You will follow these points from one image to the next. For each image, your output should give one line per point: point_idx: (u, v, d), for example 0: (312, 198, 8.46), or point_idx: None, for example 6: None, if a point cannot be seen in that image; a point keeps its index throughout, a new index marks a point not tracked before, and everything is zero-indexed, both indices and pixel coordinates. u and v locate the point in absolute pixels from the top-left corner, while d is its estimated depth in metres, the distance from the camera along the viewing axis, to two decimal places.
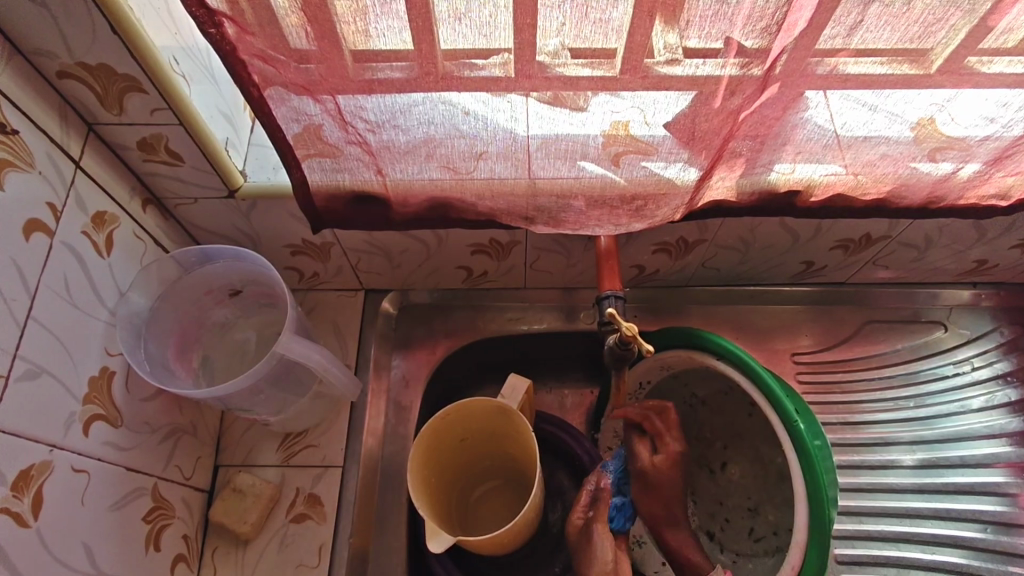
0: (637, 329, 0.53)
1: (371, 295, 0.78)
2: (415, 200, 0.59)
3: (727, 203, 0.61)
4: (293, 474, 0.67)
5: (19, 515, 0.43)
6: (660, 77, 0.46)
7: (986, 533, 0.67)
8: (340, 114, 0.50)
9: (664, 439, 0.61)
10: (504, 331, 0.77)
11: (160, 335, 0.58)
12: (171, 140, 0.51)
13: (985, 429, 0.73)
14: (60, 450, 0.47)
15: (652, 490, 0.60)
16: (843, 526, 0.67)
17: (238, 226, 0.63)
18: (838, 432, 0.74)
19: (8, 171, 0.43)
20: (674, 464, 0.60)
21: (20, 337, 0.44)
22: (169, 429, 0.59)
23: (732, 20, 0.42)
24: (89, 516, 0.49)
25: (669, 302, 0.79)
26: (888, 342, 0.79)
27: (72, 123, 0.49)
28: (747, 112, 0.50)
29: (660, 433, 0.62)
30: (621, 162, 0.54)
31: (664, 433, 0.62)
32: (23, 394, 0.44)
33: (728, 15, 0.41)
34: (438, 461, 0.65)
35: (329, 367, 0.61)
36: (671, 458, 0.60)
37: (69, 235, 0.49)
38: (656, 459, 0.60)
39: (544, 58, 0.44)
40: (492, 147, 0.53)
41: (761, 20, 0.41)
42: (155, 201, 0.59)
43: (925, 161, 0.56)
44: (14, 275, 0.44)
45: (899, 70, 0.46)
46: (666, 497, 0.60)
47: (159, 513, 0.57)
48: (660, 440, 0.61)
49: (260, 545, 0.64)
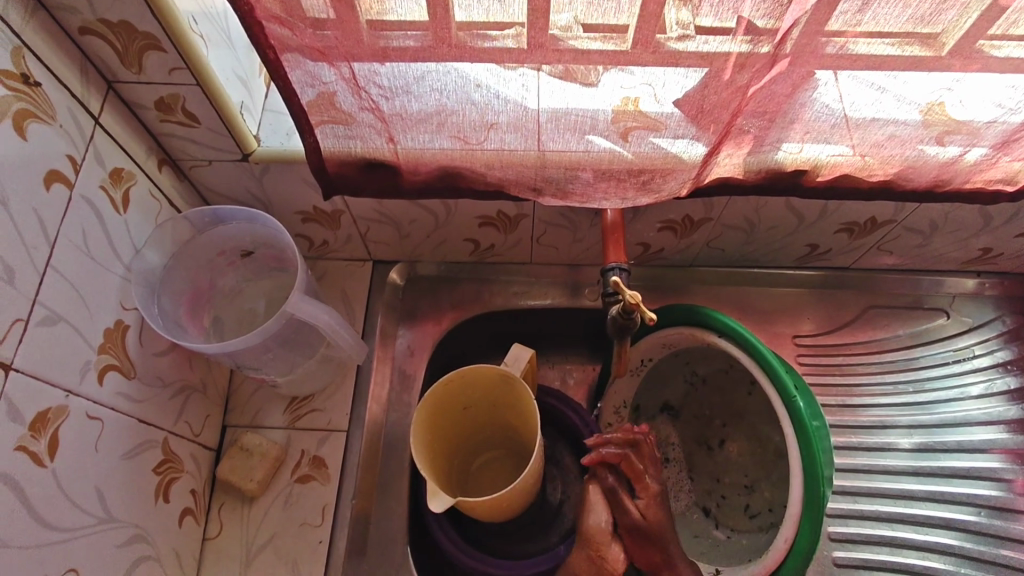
0: (640, 297, 0.53)
1: (380, 265, 0.79)
2: (426, 167, 0.60)
3: (734, 180, 0.61)
4: (299, 436, 0.69)
5: (35, 455, 0.44)
6: (671, 52, 0.47)
7: (980, 516, 0.68)
8: (355, 79, 0.51)
9: (643, 482, 0.57)
10: (509, 305, 0.78)
11: (173, 293, 0.59)
12: (188, 101, 0.52)
13: (983, 415, 0.73)
14: (75, 396, 0.48)
15: (640, 539, 0.57)
16: (837, 505, 0.68)
17: (251, 191, 0.64)
18: (836, 414, 0.74)
19: (30, 122, 0.44)
20: (656, 503, 0.58)
21: (39, 283, 0.45)
22: (179, 386, 0.61)
23: None
24: (103, 461, 0.50)
25: (674, 282, 0.80)
26: (890, 328, 0.80)
27: (92, 80, 0.49)
28: (756, 87, 0.50)
29: (639, 474, 0.57)
30: (630, 137, 0.55)
31: (642, 476, 0.57)
32: (42, 338, 0.45)
33: None
34: (441, 430, 0.67)
35: (338, 330, 0.62)
36: (656, 499, 0.58)
37: (88, 190, 0.50)
38: (642, 509, 0.57)
39: (556, 33, 0.45)
40: (503, 117, 0.54)
41: None
42: (171, 162, 0.60)
43: (933, 144, 0.57)
44: (34, 223, 0.45)
45: (909, 52, 0.47)
46: (660, 545, 0.57)
47: (167, 467, 0.58)
48: (640, 482, 0.57)
49: (265, 503, 0.66)
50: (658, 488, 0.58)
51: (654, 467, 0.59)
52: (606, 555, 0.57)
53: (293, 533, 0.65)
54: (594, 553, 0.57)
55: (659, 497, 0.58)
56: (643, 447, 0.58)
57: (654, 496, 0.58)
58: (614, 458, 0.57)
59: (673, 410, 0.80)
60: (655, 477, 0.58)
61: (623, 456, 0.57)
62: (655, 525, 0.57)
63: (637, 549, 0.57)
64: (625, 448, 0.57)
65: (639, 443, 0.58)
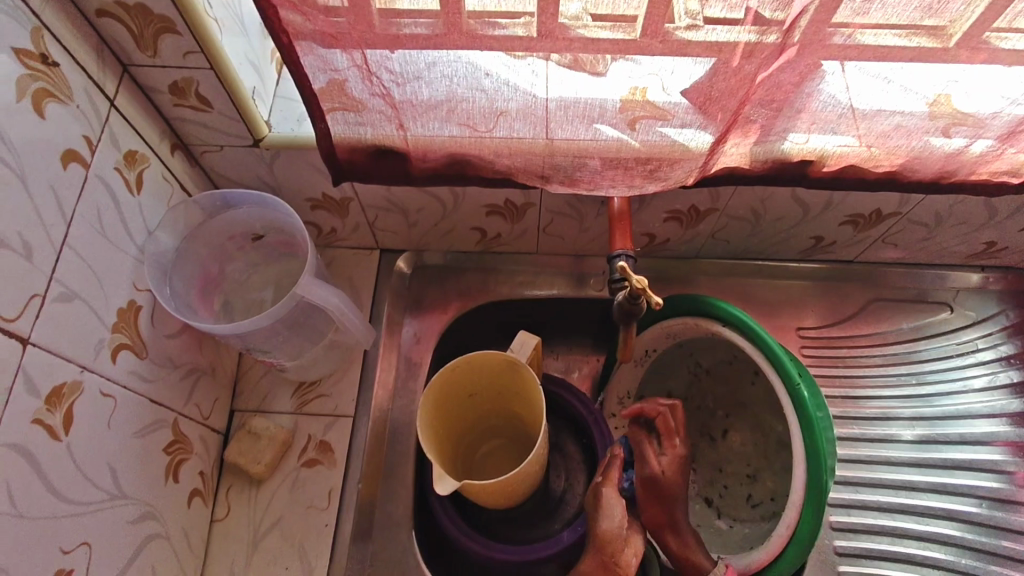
0: (647, 281, 0.54)
1: (387, 253, 0.80)
2: (435, 154, 0.60)
3: (740, 170, 0.62)
4: (306, 421, 0.70)
5: (51, 428, 0.45)
6: (680, 42, 0.47)
7: (981, 507, 0.69)
8: (367, 65, 0.51)
9: (671, 441, 0.61)
10: (515, 295, 0.79)
11: (184, 275, 0.60)
12: (201, 85, 0.53)
13: (985, 409, 0.74)
14: (89, 372, 0.48)
15: (654, 493, 0.59)
16: (840, 495, 0.70)
17: (261, 177, 0.65)
18: (840, 405, 0.76)
19: (47, 101, 0.45)
20: (678, 468, 0.60)
21: (56, 260, 0.46)
22: (189, 368, 0.61)
23: None
24: (115, 438, 0.51)
25: (678, 273, 0.81)
26: (893, 321, 0.80)
27: (108, 63, 0.50)
28: (764, 75, 0.50)
29: (671, 433, 0.61)
30: (638, 126, 0.55)
31: (673, 436, 0.61)
32: (58, 314, 0.46)
33: None
34: (446, 416, 0.67)
35: (347, 313, 0.63)
36: (680, 462, 0.60)
37: (103, 170, 0.50)
38: (663, 461, 0.60)
39: (566, 21, 0.46)
40: (512, 105, 0.54)
41: None
42: (183, 146, 0.61)
43: (939, 135, 0.57)
44: (52, 201, 0.45)
45: (917, 44, 0.47)
46: (669, 503, 0.59)
47: (177, 447, 0.59)
48: (668, 443, 0.61)
49: (273, 486, 0.67)
50: (684, 453, 0.61)
51: (686, 437, 0.62)
52: (619, 560, 0.56)
53: (299, 516, 0.65)
54: (608, 558, 0.57)
55: (683, 461, 0.60)
56: (681, 416, 0.62)
57: (679, 462, 0.60)
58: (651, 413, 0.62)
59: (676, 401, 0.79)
60: (684, 444, 0.61)
61: (660, 413, 0.62)
62: (671, 484, 0.59)
63: (649, 505, 0.59)
64: (663, 408, 0.62)
65: (676, 407, 0.62)
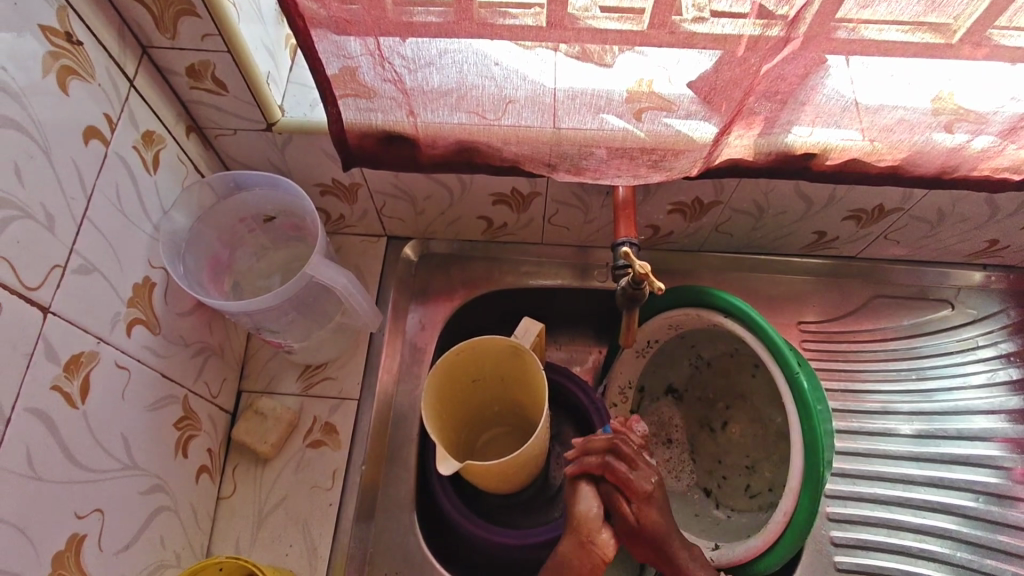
0: (649, 268, 0.55)
1: (394, 241, 0.81)
2: (444, 141, 0.61)
3: (744, 162, 0.63)
4: (311, 403, 0.71)
5: (69, 396, 0.46)
6: (686, 33, 0.48)
7: (977, 502, 0.70)
8: (380, 51, 0.52)
9: (631, 486, 0.57)
10: (519, 284, 0.80)
11: (197, 255, 0.62)
12: (217, 68, 0.54)
13: (984, 405, 0.75)
14: (106, 344, 0.50)
15: (641, 538, 0.57)
16: (837, 487, 0.72)
17: (273, 161, 0.66)
18: (839, 398, 0.77)
19: (71, 78, 0.46)
20: (651, 504, 0.57)
21: (76, 232, 0.47)
22: (199, 347, 0.63)
23: None
24: (129, 411, 0.52)
25: (681, 266, 0.82)
26: (894, 317, 0.81)
27: (129, 44, 0.51)
28: (769, 67, 0.51)
29: (625, 479, 0.57)
30: (643, 117, 0.56)
31: (630, 481, 0.57)
32: (77, 285, 0.47)
33: None
34: (449, 401, 0.68)
35: (354, 295, 0.64)
36: (651, 501, 0.57)
37: (122, 148, 0.52)
38: (635, 512, 0.56)
39: (574, 12, 0.47)
40: (521, 93, 0.55)
41: None
42: (198, 129, 0.62)
43: (941, 131, 0.58)
44: (73, 175, 0.47)
45: (920, 38, 0.48)
46: (658, 543, 0.57)
47: (187, 423, 0.60)
48: (629, 487, 0.56)
49: (278, 466, 0.68)
50: (649, 490, 0.57)
51: (643, 470, 0.58)
52: (596, 540, 0.56)
53: (303, 494, 0.67)
54: (584, 538, 0.56)
55: (652, 498, 0.57)
56: (625, 453, 0.58)
57: (649, 500, 0.57)
58: (596, 468, 0.57)
59: (677, 393, 0.81)
60: (645, 478, 0.57)
61: (605, 465, 0.57)
62: (651, 526, 0.56)
63: (639, 548, 0.58)
64: (607, 456, 0.57)
65: (616, 450, 0.57)
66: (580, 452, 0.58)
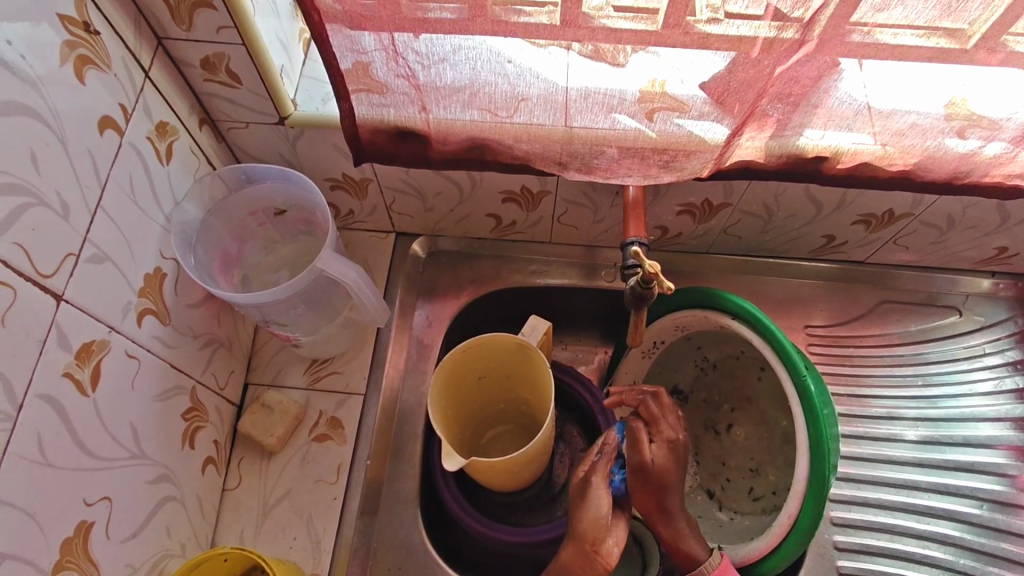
0: (659, 267, 0.55)
1: (402, 237, 0.81)
2: (455, 138, 0.61)
3: (755, 164, 0.63)
4: (317, 397, 0.71)
5: (79, 383, 0.46)
6: (700, 34, 0.48)
7: (981, 509, 0.70)
8: (393, 47, 0.52)
9: (658, 426, 0.59)
10: (527, 283, 0.80)
11: (207, 247, 0.62)
12: (232, 60, 0.54)
13: (990, 412, 0.75)
14: (117, 333, 0.50)
15: (648, 480, 0.57)
16: (841, 491, 0.72)
17: (284, 155, 0.66)
18: (844, 403, 0.77)
19: (88, 68, 0.46)
20: (669, 454, 0.58)
21: (90, 221, 0.47)
22: (208, 339, 0.63)
23: None
24: (138, 400, 0.53)
25: (689, 268, 0.82)
26: (901, 322, 0.80)
27: (145, 35, 0.52)
28: (782, 68, 0.51)
29: (656, 419, 0.60)
30: (655, 117, 0.56)
31: (659, 420, 0.60)
32: (90, 275, 0.47)
33: None
34: (454, 397, 0.68)
35: (363, 290, 0.64)
36: (670, 448, 0.59)
37: (136, 138, 0.52)
38: (652, 448, 0.58)
39: (588, 11, 0.47)
40: (533, 92, 0.55)
41: None
42: (211, 121, 0.62)
43: (953, 137, 0.58)
44: (88, 164, 0.47)
45: (935, 43, 0.47)
46: (661, 492, 0.57)
47: (194, 415, 0.61)
48: (658, 426, 0.59)
49: (283, 459, 0.68)
50: (674, 437, 0.59)
51: (674, 421, 0.60)
52: (600, 549, 0.56)
53: (308, 488, 0.67)
54: (588, 547, 0.57)
55: (674, 446, 0.59)
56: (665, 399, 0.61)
57: (670, 447, 0.58)
58: (631, 402, 0.61)
59: (682, 394, 0.81)
60: (674, 426, 0.60)
61: (642, 400, 0.61)
62: (662, 472, 0.57)
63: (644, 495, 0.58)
64: (644, 393, 0.61)
65: (659, 391, 0.61)
66: (624, 383, 0.62)
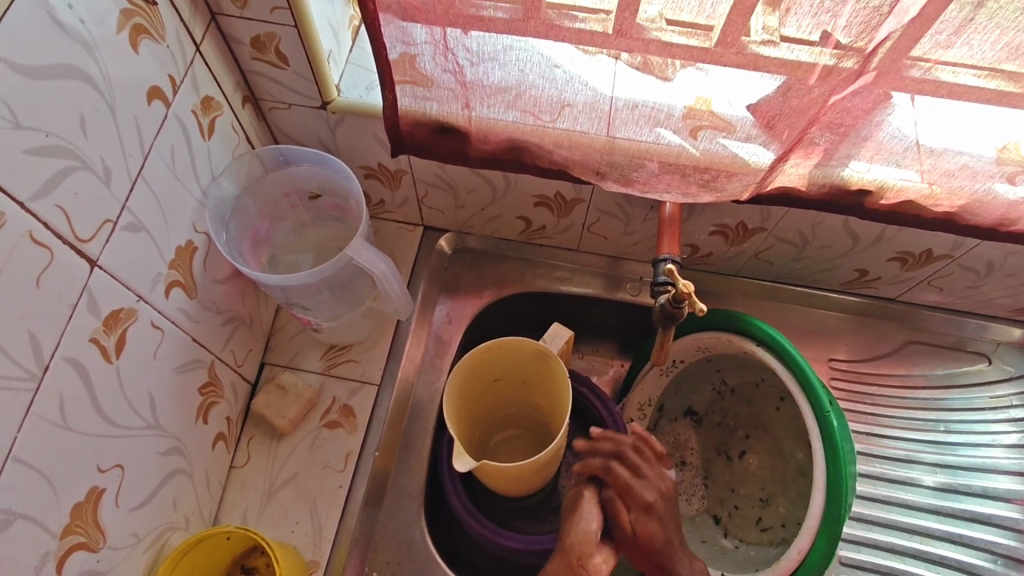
0: (692, 287, 0.54)
1: (429, 232, 0.81)
2: (495, 138, 0.61)
3: (796, 191, 0.62)
4: (332, 383, 0.71)
5: (105, 349, 0.47)
6: (755, 56, 0.47)
7: (994, 563, 0.68)
8: (444, 42, 0.52)
9: (631, 491, 0.57)
10: (549, 289, 0.79)
11: (239, 224, 0.62)
12: (282, 41, 0.54)
13: (1014, 466, 0.72)
14: (145, 302, 0.50)
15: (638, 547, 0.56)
16: (853, 531, 0.71)
17: (322, 139, 0.67)
18: (862, 441, 0.76)
19: (142, 38, 0.47)
20: (649, 516, 0.56)
21: (130, 190, 0.47)
22: (230, 316, 0.63)
23: (835, 13, 0.43)
24: (158, 370, 0.53)
25: (714, 289, 0.81)
26: (927, 365, 0.79)
27: (200, 9, 0.52)
28: (837, 98, 0.50)
29: (629, 485, 0.57)
30: (700, 135, 0.56)
31: (633, 487, 0.57)
32: (125, 243, 0.48)
33: (830, 8, 0.43)
34: (468, 397, 0.68)
35: (390, 281, 0.64)
36: (649, 512, 0.56)
37: (181, 111, 0.52)
38: (635, 515, 0.56)
39: (642, 23, 0.46)
40: (579, 98, 0.55)
41: (863, 15, 0.42)
42: (254, 100, 0.63)
43: (1003, 182, 0.56)
44: (133, 132, 0.47)
45: (995, 86, 0.46)
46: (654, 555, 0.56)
47: (210, 390, 0.61)
48: (630, 494, 0.57)
49: (292, 442, 0.68)
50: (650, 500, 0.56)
51: (648, 480, 0.58)
52: (587, 563, 0.55)
53: (315, 474, 0.67)
54: (575, 559, 0.55)
55: (651, 509, 0.56)
56: (630, 459, 0.58)
57: (647, 512, 0.56)
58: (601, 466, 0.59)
59: (696, 415, 0.80)
60: (649, 487, 0.57)
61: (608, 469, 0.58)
62: (648, 540, 0.56)
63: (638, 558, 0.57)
64: (611, 460, 0.58)
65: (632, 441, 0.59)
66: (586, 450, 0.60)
